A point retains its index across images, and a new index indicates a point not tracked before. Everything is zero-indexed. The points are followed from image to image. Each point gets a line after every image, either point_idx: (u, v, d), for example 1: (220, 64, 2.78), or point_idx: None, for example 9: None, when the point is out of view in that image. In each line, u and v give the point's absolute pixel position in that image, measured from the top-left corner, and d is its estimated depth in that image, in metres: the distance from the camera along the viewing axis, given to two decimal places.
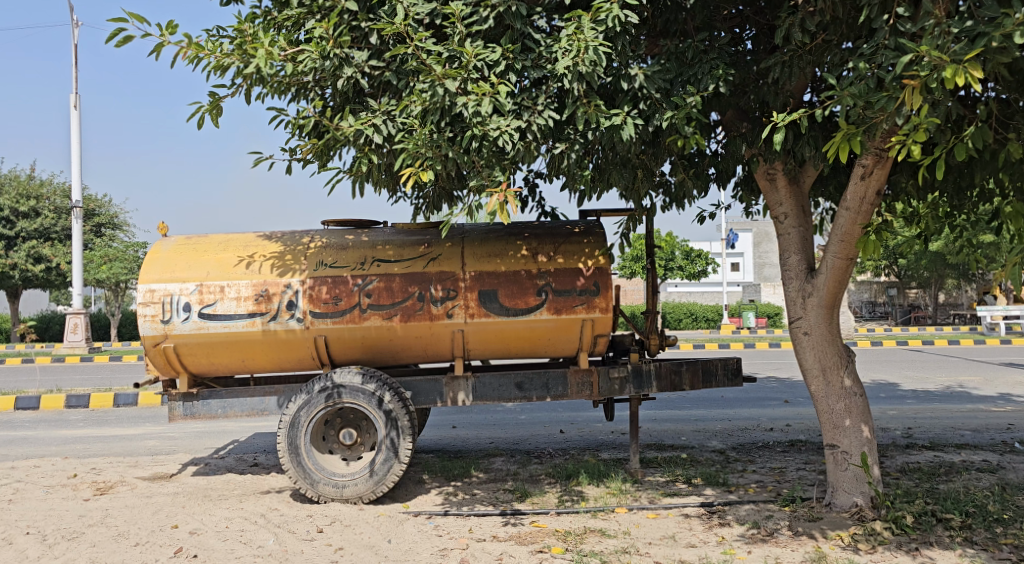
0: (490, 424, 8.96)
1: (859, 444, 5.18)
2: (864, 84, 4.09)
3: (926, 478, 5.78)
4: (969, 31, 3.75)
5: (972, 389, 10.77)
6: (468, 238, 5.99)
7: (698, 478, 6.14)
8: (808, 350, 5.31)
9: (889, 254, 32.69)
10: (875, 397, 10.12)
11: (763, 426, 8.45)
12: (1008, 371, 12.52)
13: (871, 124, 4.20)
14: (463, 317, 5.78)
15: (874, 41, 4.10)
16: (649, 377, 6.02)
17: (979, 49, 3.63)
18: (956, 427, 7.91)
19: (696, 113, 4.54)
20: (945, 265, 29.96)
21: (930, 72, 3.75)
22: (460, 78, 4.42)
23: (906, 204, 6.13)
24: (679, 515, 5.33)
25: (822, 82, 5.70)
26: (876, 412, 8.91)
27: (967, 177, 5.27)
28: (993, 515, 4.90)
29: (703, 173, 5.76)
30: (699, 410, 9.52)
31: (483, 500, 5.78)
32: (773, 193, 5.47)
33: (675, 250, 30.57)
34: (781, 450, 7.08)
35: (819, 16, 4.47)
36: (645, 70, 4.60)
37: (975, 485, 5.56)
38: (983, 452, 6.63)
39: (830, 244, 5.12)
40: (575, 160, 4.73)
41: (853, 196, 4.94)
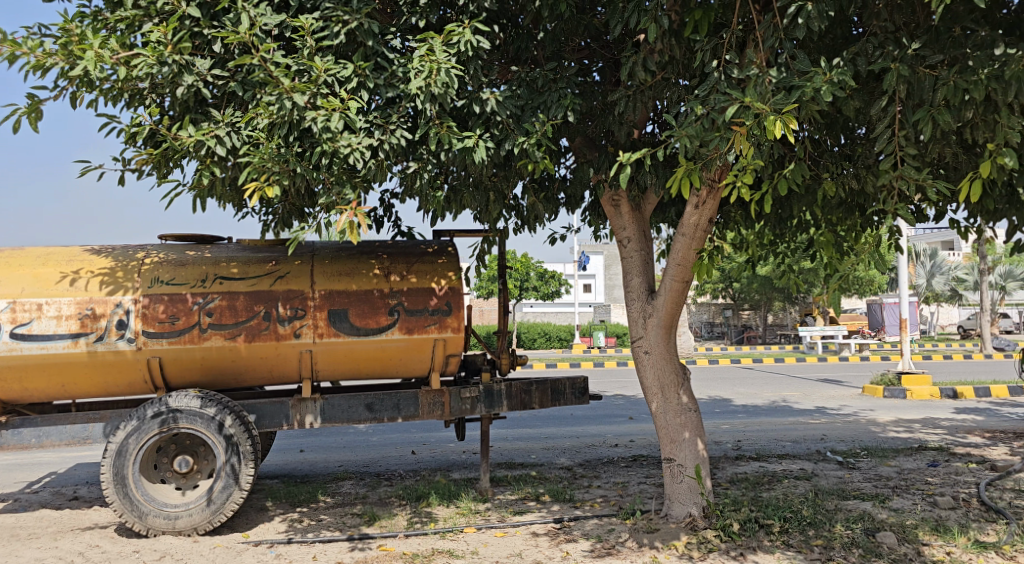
0: (340, 447, 8.76)
1: (693, 457, 5.48)
2: (699, 124, 4.35)
3: (751, 487, 6.20)
4: (785, 83, 4.15)
5: (793, 403, 11.71)
6: (318, 256, 5.86)
7: (545, 494, 6.28)
8: (648, 368, 5.58)
9: (725, 278, 34.98)
10: (710, 412, 10.76)
11: (608, 442, 8.77)
12: (825, 387, 13.75)
13: (706, 159, 4.49)
14: (312, 337, 5.63)
15: (707, 83, 4.38)
16: (499, 397, 6.08)
17: (794, 102, 4.00)
18: (779, 438, 8.55)
19: (547, 140, 4.70)
20: (773, 288, 32.40)
21: (754, 119, 4.07)
22: (309, 92, 4.35)
23: (735, 232, 6.61)
24: (527, 533, 5.41)
25: (662, 115, 6.03)
26: (710, 426, 9.48)
27: (787, 208, 5.76)
28: (807, 519, 5.32)
29: (553, 197, 5.93)
30: (549, 428, 9.74)
31: (329, 525, 5.63)
32: (617, 218, 5.73)
33: (531, 272, 31.02)
34: (624, 465, 7.37)
35: (658, 55, 4.75)
36: (496, 95, 4.67)
37: (794, 491, 6.02)
38: (801, 461, 7.21)
39: (667, 268, 5.42)
40: (428, 180, 4.76)
41: (689, 223, 5.26)
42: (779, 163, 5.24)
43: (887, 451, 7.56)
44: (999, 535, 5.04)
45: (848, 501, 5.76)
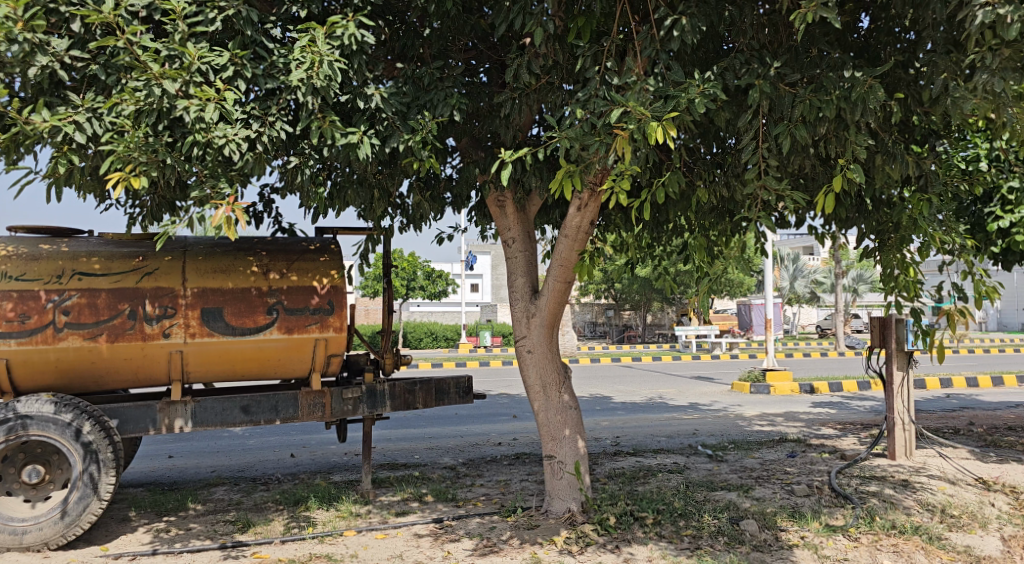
0: (214, 451, 8.40)
1: (573, 453, 5.60)
2: (581, 127, 4.44)
3: (627, 481, 6.40)
4: (663, 92, 4.31)
5: (669, 399, 12.18)
6: (191, 252, 5.58)
7: (428, 495, 6.25)
8: (530, 367, 5.65)
9: (607, 279, 35.95)
10: (591, 409, 11.03)
11: (492, 441, 8.83)
12: (699, 384, 14.38)
13: (586, 163, 4.55)
14: (182, 337, 5.38)
15: (588, 89, 4.49)
16: (383, 397, 5.99)
17: (673, 111, 4.13)
18: (655, 434, 8.87)
19: (432, 138, 4.67)
20: (652, 289, 33.57)
21: (636, 125, 4.18)
22: (181, 80, 4.13)
23: (616, 235, 6.81)
24: (408, 534, 5.37)
25: (546, 118, 6.13)
26: (590, 424, 9.72)
27: (664, 213, 5.98)
28: (678, 511, 5.54)
29: (439, 196, 5.91)
30: (433, 428, 9.70)
31: (199, 534, 5.38)
32: (502, 219, 5.78)
33: (417, 271, 30.76)
34: (507, 464, 7.44)
35: (542, 59, 4.82)
36: (382, 91, 4.59)
37: (667, 484, 6.26)
38: (674, 455, 7.51)
39: (550, 269, 5.51)
40: (309, 175, 4.63)
41: (571, 225, 5.35)
42: (657, 168, 5.43)
43: (752, 444, 8.00)
44: (846, 519, 5.44)
45: (716, 492, 6.04)
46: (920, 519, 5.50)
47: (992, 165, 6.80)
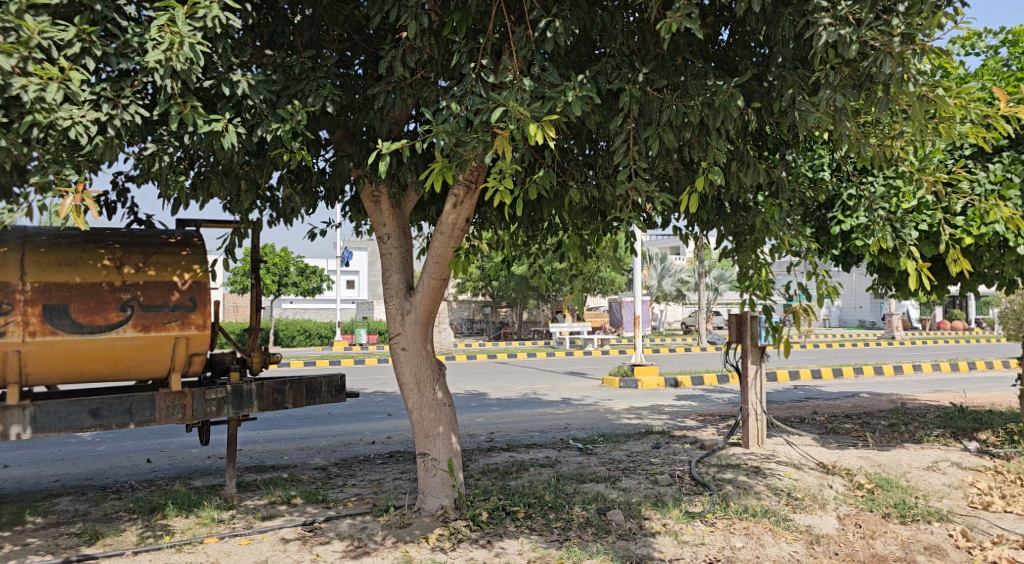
0: (60, 459, 7.80)
1: (446, 450, 5.58)
2: (456, 123, 4.40)
3: (500, 476, 6.45)
4: (538, 92, 4.36)
5: (542, 395, 12.39)
6: (31, 243, 5.08)
7: (296, 497, 6.06)
8: (404, 364, 5.58)
9: (484, 276, 36.16)
10: (466, 406, 11.04)
11: (365, 439, 8.68)
12: (572, 379, 14.72)
13: (462, 159, 4.53)
14: (20, 336, 4.92)
15: (464, 85, 4.48)
16: (249, 397, 5.74)
17: (550, 111, 4.17)
18: (528, 429, 8.99)
19: (303, 128, 4.50)
20: (528, 286, 34.06)
21: (515, 124, 4.18)
22: (18, 55, 3.79)
23: (492, 233, 6.84)
24: (274, 539, 5.18)
25: (422, 113, 6.06)
26: (465, 420, 9.74)
27: (538, 211, 6.05)
28: (548, 504, 5.63)
29: (311, 190, 5.73)
30: (303, 429, 9.42)
31: (39, 549, 4.98)
32: (377, 214, 5.67)
33: (289, 266, 29.78)
34: (380, 462, 7.32)
35: (418, 53, 4.76)
36: (248, 78, 4.38)
37: (538, 478, 6.36)
38: (547, 449, 7.64)
39: (425, 265, 5.45)
40: (168, 164, 4.37)
41: (447, 221, 5.32)
42: (532, 166, 5.48)
43: (620, 436, 8.26)
44: (704, 505, 5.71)
45: (585, 484, 6.18)
46: (769, 502, 5.85)
47: (834, 174, 7.33)
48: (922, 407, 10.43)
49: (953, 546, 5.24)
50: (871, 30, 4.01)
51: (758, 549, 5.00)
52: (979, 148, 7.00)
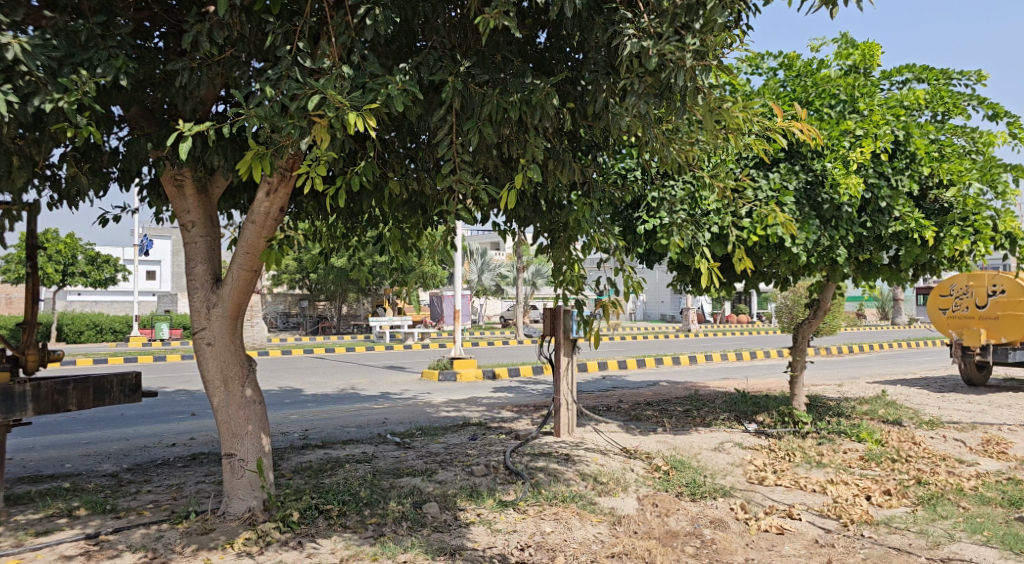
0: None
1: (255, 450, 5.34)
2: (271, 107, 4.18)
3: (313, 475, 6.26)
4: (357, 80, 4.27)
5: (360, 389, 12.19)
6: None
7: (81, 508, 5.54)
8: (210, 361, 5.25)
9: (300, 268, 34.97)
10: (279, 403, 10.63)
11: (164, 442, 8.11)
12: (390, 373, 14.60)
13: (277, 146, 4.33)
14: None
15: (278, 68, 4.29)
16: (23, 399, 5.16)
17: (370, 101, 4.08)
18: (344, 425, 8.81)
19: (90, 102, 4.10)
20: (347, 279, 33.34)
21: (333, 112, 4.05)
22: None
23: (308, 223, 6.62)
24: (52, 556, 4.71)
25: (232, 95, 5.74)
26: (277, 418, 9.36)
27: (358, 202, 5.92)
28: (363, 500, 5.55)
29: (101, 170, 5.25)
30: (91, 432, 8.63)
31: None
32: (180, 200, 5.29)
33: (78, 255, 27.15)
34: (181, 466, 6.87)
35: (226, 30, 4.49)
36: (23, 42, 3.92)
37: (353, 475, 6.24)
38: (363, 444, 7.53)
39: (235, 256, 5.17)
40: None
41: (259, 210, 5.07)
42: (350, 156, 5.34)
43: (437, 429, 8.30)
44: (516, 494, 5.88)
45: (401, 478, 6.16)
46: (576, 487, 6.13)
47: (640, 177, 7.82)
48: (714, 394, 11.37)
49: (734, 519, 5.78)
50: (669, 44, 4.33)
51: (566, 533, 5.23)
52: (761, 159, 7.76)
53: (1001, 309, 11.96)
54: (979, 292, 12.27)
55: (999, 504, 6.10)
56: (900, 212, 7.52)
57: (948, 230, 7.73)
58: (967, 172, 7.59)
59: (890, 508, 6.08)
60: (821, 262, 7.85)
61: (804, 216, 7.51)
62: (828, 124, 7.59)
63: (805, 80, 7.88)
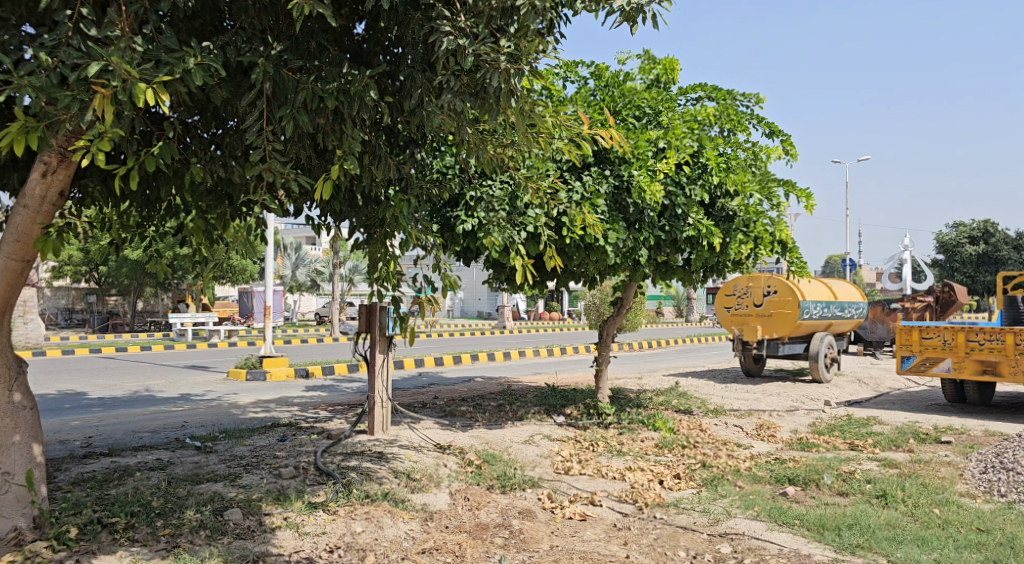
0: None
1: (24, 462, 4.81)
2: (47, 76, 3.77)
3: (97, 486, 5.74)
4: (151, 54, 3.96)
5: (155, 392, 11.32)
6: None
7: None
8: None
9: (88, 261, 31.95)
10: (58, 408, 9.62)
11: None
12: (191, 374, 13.70)
13: (53, 120, 3.91)
14: None
15: (55, 34, 3.87)
16: None
17: (164, 76, 3.79)
18: (135, 430, 8.14)
19: None
20: (143, 273, 30.90)
21: (120, 83, 3.72)
22: None
23: (96, 210, 6.04)
24: None
25: None
26: (56, 425, 8.47)
27: (154, 189, 5.49)
28: (154, 511, 5.15)
29: None
30: None
31: None
32: None
33: None
34: None
35: None
36: None
37: (145, 483, 5.78)
38: (156, 451, 6.99)
39: (2, 245, 4.62)
40: None
41: (33, 193, 4.55)
42: (145, 139, 4.94)
43: (242, 432, 7.90)
44: (326, 495, 5.72)
45: (200, 484, 5.79)
46: (389, 485, 6.07)
47: (457, 175, 7.89)
48: (526, 389, 11.72)
49: (541, 508, 5.99)
50: (484, 45, 4.39)
51: (377, 532, 5.17)
52: (573, 163, 8.10)
53: (774, 308, 13.30)
54: (757, 292, 13.54)
55: (769, 481, 6.79)
56: (694, 219, 8.18)
57: (733, 236, 8.50)
58: (749, 183, 8.40)
59: (679, 490, 6.57)
60: (625, 262, 8.34)
61: (612, 219, 7.93)
62: (633, 133, 8.07)
63: (612, 90, 8.32)
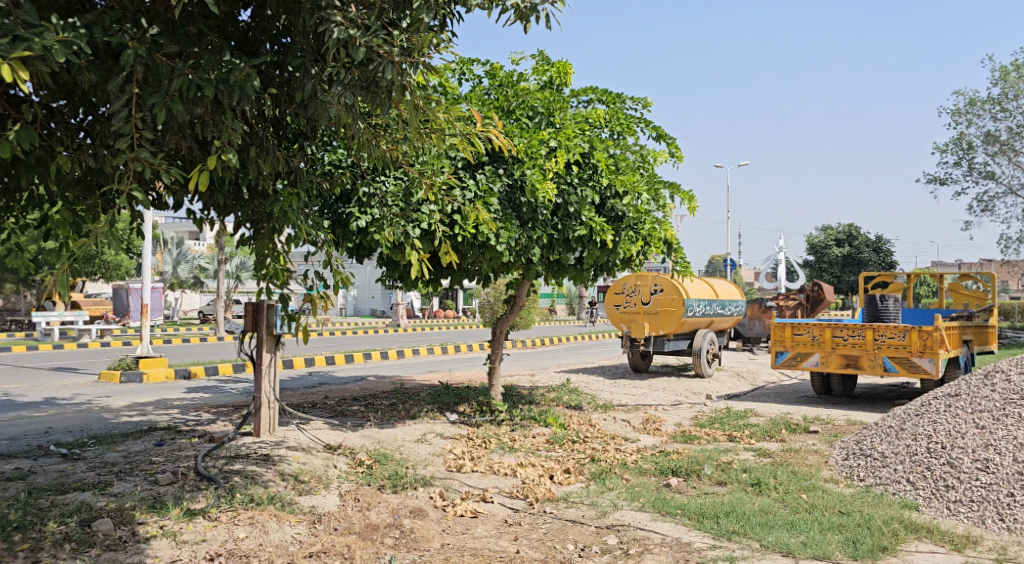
0: None
1: None
2: None
3: None
4: (7, 30, 3.68)
5: (17, 396, 10.57)
6: None
7: None
8: None
9: None
10: None
11: None
12: (59, 376, 12.88)
13: None
14: None
15: None
16: None
17: (21, 53, 3.53)
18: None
19: None
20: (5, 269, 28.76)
21: None
22: None
23: None
24: None
25: None
26: None
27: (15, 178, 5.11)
28: (13, 524, 4.82)
29: None
30: None
31: None
32: None
33: None
34: None
35: None
36: None
37: (2, 495, 5.39)
38: (17, 460, 6.53)
39: None
40: None
41: None
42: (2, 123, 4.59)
43: (115, 437, 7.49)
44: (206, 500, 5.51)
45: (66, 494, 5.46)
46: (274, 488, 5.92)
47: (349, 171, 7.76)
48: (418, 387, 11.67)
49: (433, 507, 5.98)
50: (376, 37, 4.34)
51: (261, 537, 5.03)
52: (467, 161, 8.11)
53: (660, 306, 13.78)
54: (644, 290, 13.98)
55: (653, 473, 7.04)
56: (586, 218, 8.39)
57: (624, 235, 8.73)
58: (638, 184, 8.65)
59: (568, 485, 6.72)
60: (518, 260, 8.44)
61: (505, 217, 8.00)
62: (527, 132, 8.17)
63: (506, 90, 8.41)
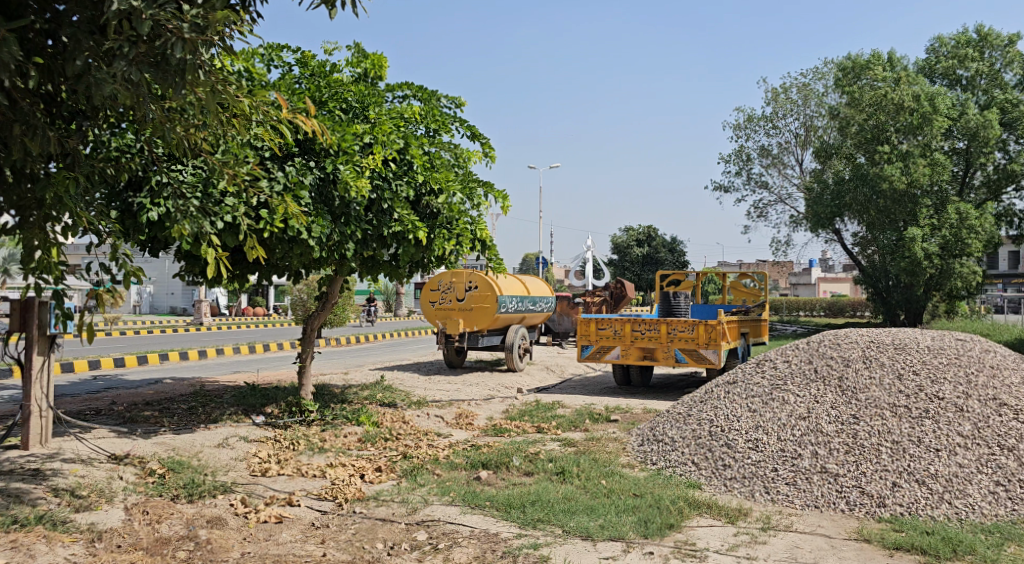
0: None
1: None
2: None
3: None
4: None
5: None
6: None
7: None
8: None
9: None
10: None
11: None
12: None
13: None
14: None
15: None
16: None
17: None
18: None
19: None
20: None
21: None
22: None
23: None
24: None
25: None
26: None
27: None
28: None
29: None
30: None
31: None
32: None
33: None
34: None
35: None
36: None
37: None
38: None
39: None
40: None
41: None
42: None
43: None
44: None
45: None
46: (46, 506, 5.36)
47: (142, 158, 7.20)
48: (220, 389, 11.06)
49: (232, 515, 5.70)
50: (164, 11, 4.04)
51: (26, 561, 4.55)
52: (275, 152, 7.79)
53: (474, 302, 14.00)
54: (459, 287, 14.15)
55: (464, 467, 7.14)
56: (400, 213, 8.36)
57: (439, 232, 8.77)
58: (452, 182, 8.73)
59: (379, 483, 6.66)
60: (330, 256, 8.23)
61: (317, 212, 7.76)
62: (340, 125, 7.98)
63: (319, 80, 8.17)
